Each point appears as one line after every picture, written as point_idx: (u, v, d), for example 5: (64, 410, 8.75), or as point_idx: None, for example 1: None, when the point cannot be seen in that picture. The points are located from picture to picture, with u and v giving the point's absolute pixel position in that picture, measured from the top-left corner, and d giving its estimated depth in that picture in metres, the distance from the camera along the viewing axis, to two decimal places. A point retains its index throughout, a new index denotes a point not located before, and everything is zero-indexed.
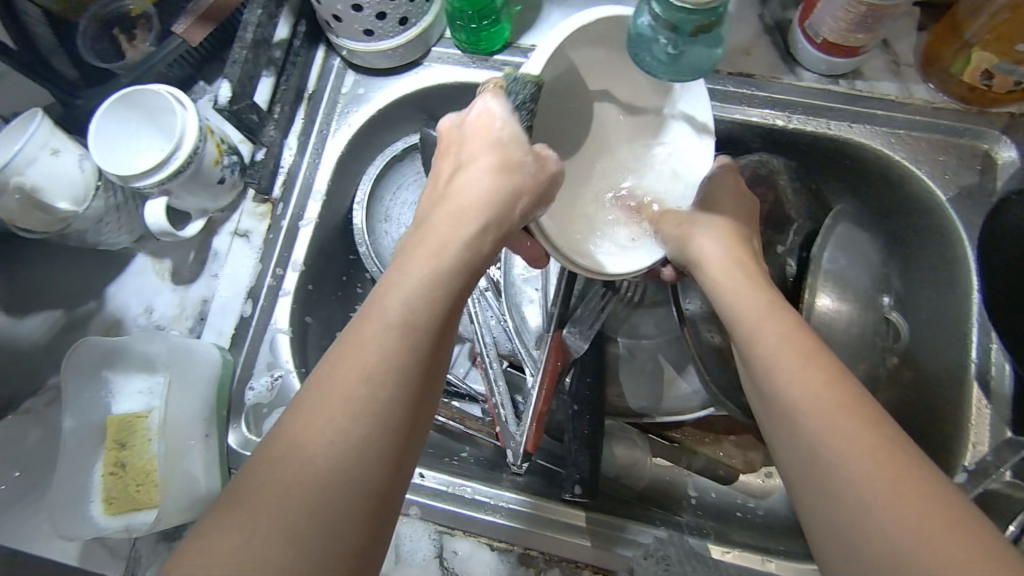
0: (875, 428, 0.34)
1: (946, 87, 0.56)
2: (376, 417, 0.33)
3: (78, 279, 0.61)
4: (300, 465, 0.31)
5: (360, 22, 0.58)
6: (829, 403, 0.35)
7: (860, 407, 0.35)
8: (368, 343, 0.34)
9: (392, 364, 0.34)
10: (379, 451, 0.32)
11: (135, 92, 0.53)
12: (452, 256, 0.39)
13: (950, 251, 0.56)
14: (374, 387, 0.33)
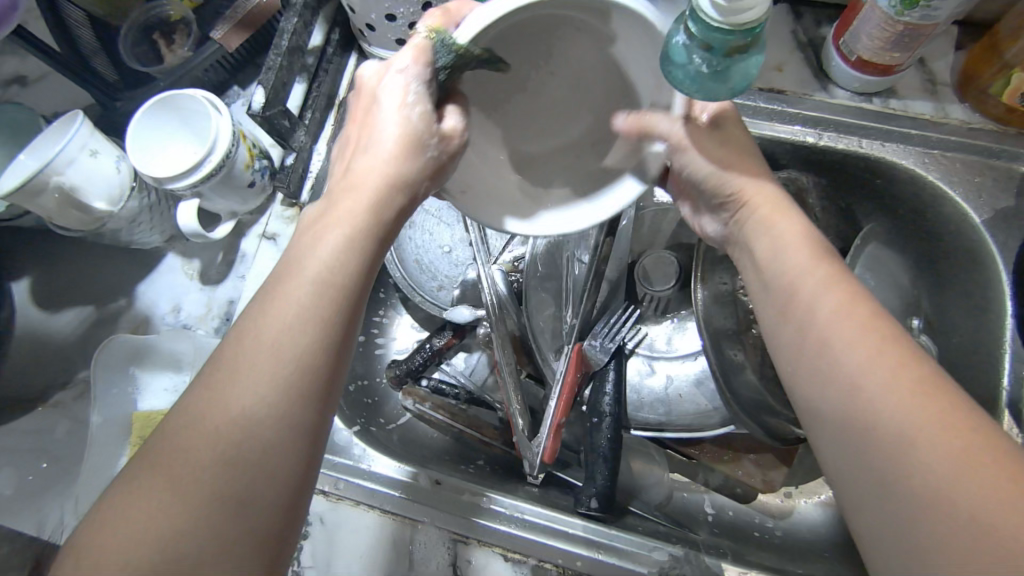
0: (941, 405, 0.32)
1: (984, 109, 0.56)
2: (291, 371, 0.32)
3: (111, 277, 0.62)
4: (221, 421, 0.31)
5: (392, 32, 0.58)
6: (890, 384, 0.33)
7: (921, 382, 0.33)
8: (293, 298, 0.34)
9: (312, 316, 0.34)
10: (300, 403, 0.33)
11: (173, 96, 0.54)
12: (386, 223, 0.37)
13: (983, 274, 0.54)
14: (294, 339, 0.33)
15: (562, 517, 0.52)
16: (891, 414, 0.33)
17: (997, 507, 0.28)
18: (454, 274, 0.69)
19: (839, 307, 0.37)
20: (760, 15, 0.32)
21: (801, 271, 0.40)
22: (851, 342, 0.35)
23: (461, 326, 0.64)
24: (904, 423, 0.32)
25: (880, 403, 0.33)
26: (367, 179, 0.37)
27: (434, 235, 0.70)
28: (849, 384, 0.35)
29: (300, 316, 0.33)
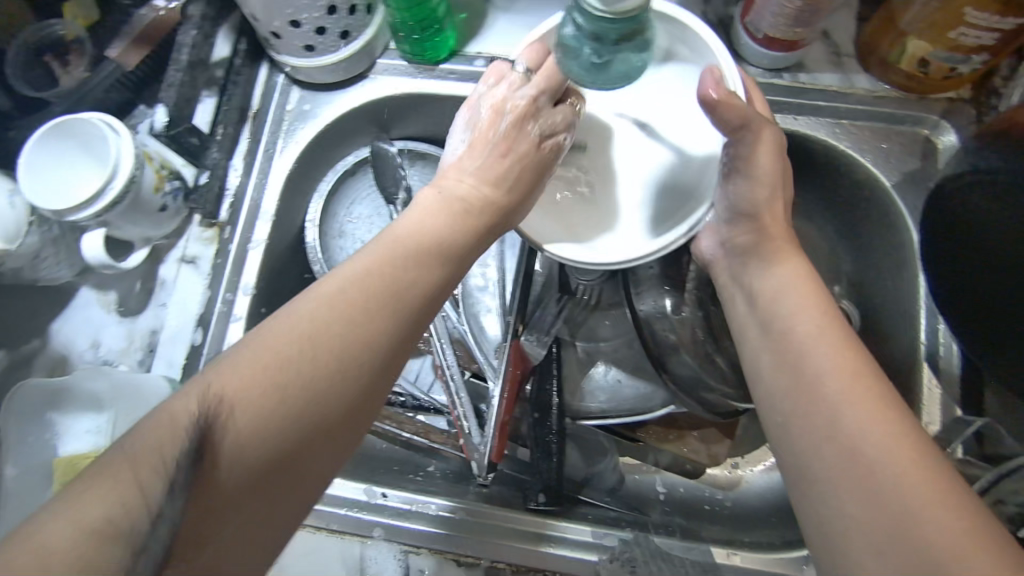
0: (893, 407, 0.34)
1: (886, 77, 0.57)
2: (323, 371, 0.33)
3: (20, 317, 0.59)
4: (269, 368, 0.31)
5: (299, 38, 0.56)
6: (844, 376, 0.35)
7: (874, 384, 0.35)
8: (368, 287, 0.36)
9: (381, 295, 0.36)
10: (343, 381, 0.33)
11: (66, 121, 0.51)
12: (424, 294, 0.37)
13: (897, 236, 0.56)
14: (337, 338, 0.33)
15: (512, 516, 0.52)
16: (845, 403, 0.34)
17: (922, 501, 0.30)
18: None
19: (840, 365, 0.36)
20: (640, 4, 0.32)
21: (773, 279, 0.42)
22: (854, 405, 0.34)
23: None
24: (856, 413, 0.34)
25: (834, 393, 0.35)
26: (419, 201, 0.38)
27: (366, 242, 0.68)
28: (810, 374, 0.36)
29: (350, 320, 0.34)
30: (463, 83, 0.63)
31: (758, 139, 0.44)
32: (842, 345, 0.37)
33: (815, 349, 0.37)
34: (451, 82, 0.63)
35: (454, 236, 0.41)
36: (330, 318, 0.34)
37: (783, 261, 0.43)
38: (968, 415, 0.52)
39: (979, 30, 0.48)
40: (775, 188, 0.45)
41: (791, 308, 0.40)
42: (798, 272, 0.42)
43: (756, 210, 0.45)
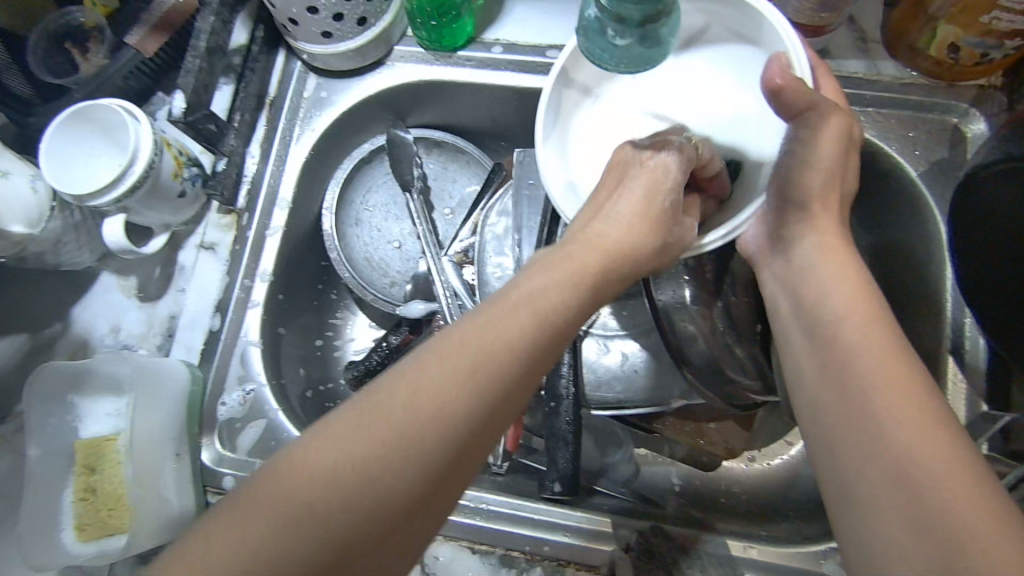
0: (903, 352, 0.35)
1: (914, 63, 0.56)
2: (436, 429, 0.32)
3: (42, 302, 0.59)
4: (326, 472, 0.31)
5: (316, 24, 0.56)
6: (858, 318, 0.37)
7: (888, 334, 0.36)
8: (442, 367, 0.33)
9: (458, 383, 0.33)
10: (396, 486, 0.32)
11: (86, 106, 0.51)
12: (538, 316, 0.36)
13: (923, 228, 0.55)
14: (423, 413, 0.32)
15: (528, 505, 0.51)
16: (856, 346, 0.35)
17: (922, 446, 0.31)
18: (406, 270, 0.68)
19: (887, 369, 0.34)
20: None
21: (799, 241, 0.42)
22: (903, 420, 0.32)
23: (416, 322, 0.63)
24: (862, 352, 0.35)
25: (846, 337, 0.36)
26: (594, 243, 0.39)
27: (383, 231, 0.69)
28: (825, 316, 0.38)
29: (461, 377, 0.33)
30: (481, 70, 0.62)
31: (826, 122, 0.41)
32: (889, 345, 0.35)
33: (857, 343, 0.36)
34: (468, 69, 0.62)
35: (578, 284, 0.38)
36: (399, 406, 0.32)
37: (831, 252, 0.40)
38: (994, 412, 0.51)
39: (1013, 13, 0.46)
40: (833, 177, 0.42)
41: (813, 260, 0.41)
42: (838, 242, 0.41)
43: (808, 202, 0.42)
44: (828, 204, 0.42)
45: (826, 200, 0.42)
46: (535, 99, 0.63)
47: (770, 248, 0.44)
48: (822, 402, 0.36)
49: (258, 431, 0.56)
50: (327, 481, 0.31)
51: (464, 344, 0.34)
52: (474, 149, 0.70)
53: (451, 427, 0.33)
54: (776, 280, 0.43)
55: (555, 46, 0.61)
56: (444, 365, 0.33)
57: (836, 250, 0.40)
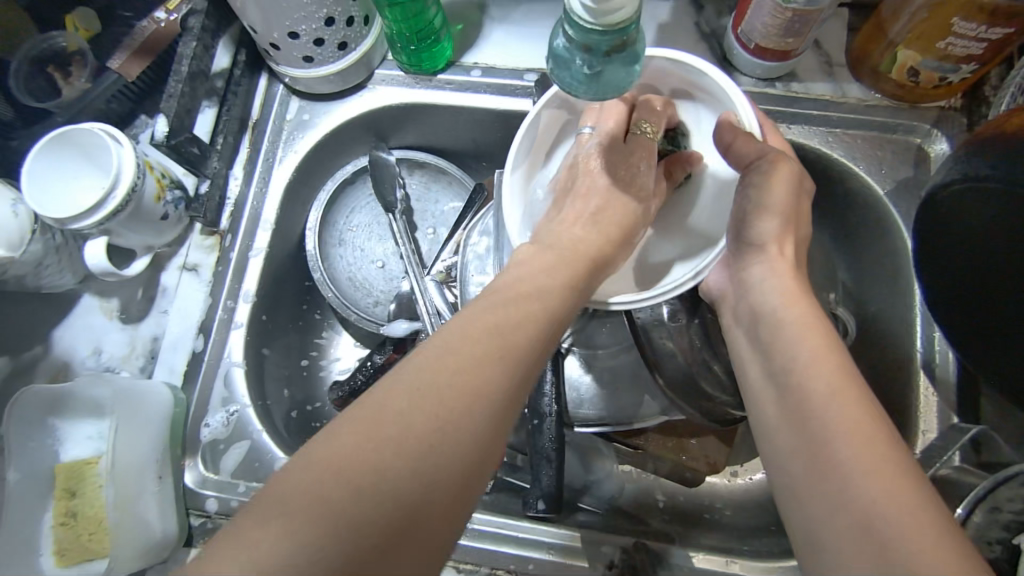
0: (865, 397, 0.35)
1: (878, 86, 0.58)
2: (500, 380, 0.35)
3: (23, 325, 0.59)
4: (384, 444, 0.31)
5: (298, 49, 0.57)
6: (822, 361, 0.37)
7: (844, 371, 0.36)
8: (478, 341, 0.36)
9: (497, 350, 0.36)
10: (456, 451, 0.32)
11: (69, 131, 0.51)
12: (539, 300, 0.40)
13: (890, 244, 0.57)
14: (471, 381, 0.34)
15: (512, 522, 0.52)
16: (815, 389, 0.36)
17: (883, 491, 0.31)
18: (390, 289, 0.69)
19: (840, 403, 0.35)
20: (629, 17, 0.32)
21: (759, 280, 0.43)
22: (856, 454, 0.33)
23: (400, 340, 0.64)
24: (825, 398, 0.35)
25: (807, 383, 0.36)
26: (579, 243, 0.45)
27: (366, 250, 0.70)
28: (788, 360, 0.38)
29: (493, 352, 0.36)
30: (461, 93, 0.64)
31: (775, 169, 0.44)
32: (840, 378, 0.36)
33: (808, 378, 0.37)
34: (448, 92, 0.64)
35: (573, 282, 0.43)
36: (446, 374, 0.34)
37: (788, 291, 0.42)
38: (963, 422, 0.52)
39: (967, 39, 0.48)
40: (786, 220, 0.44)
41: (774, 304, 0.42)
42: (793, 283, 0.42)
43: (765, 244, 0.44)
44: (783, 245, 0.44)
45: (781, 242, 0.44)
46: (514, 121, 0.65)
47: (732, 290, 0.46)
48: (788, 444, 0.36)
49: (241, 452, 0.56)
50: (386, 453, 0.30)
51: (491, 322, 0.37)
52: (458, 172, 0.71)
53: (499, 394, 0.35)
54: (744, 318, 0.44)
55: (533, 68, 0.63)
56: (478, 340, 0.36)
57: (790, 284, 0.42)
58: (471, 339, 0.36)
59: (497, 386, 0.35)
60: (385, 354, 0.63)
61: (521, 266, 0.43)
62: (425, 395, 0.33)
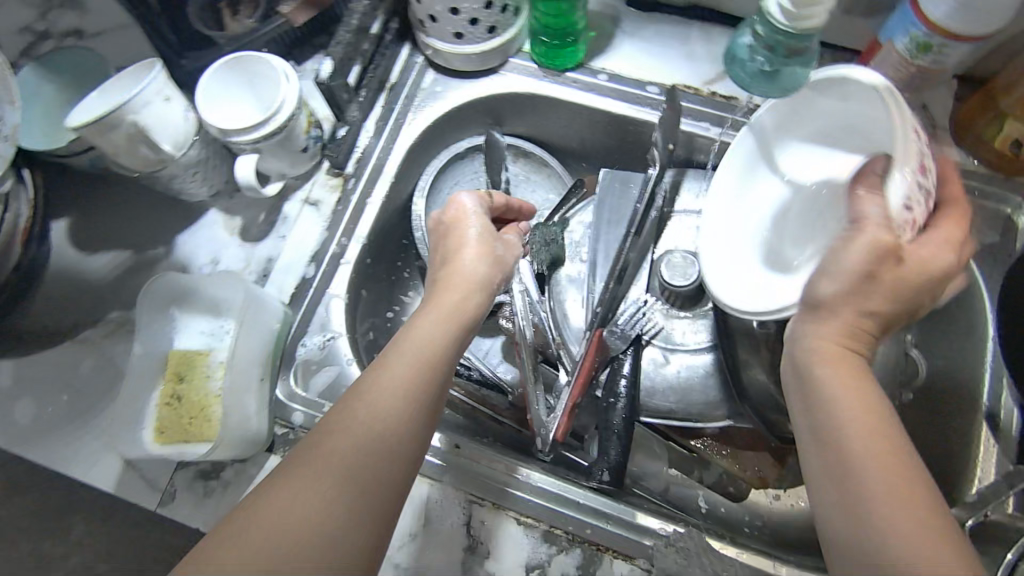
0: (903, 456, 0.37)
1: (978, 153, 0.62)
2: (378, 420, 0.41)
3: (154, 226, 0.65)
4: (279, 502, 0.37)
5: (453, 25, 0.63)
6: (854, 406, 0.39)
7: (870, 406, 0.39)
8: (362, 399, 0.42)
9: (373, 402, 0.41)
10: (353, 490, 0.38)
11: (246, 57, 0.57)
12: (423, 349, 0.45)
13: (967, 300, 0.60)
14: (357, 433, 0.40)
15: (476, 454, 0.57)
16: (843, 430, 0.39)
17: (899, 511, 0.35)
18: None
19: (862, 435, 0.38)
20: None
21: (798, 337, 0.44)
22: (870, 472, 0.36)
23: None
24: (854, 437, 0.38)
25: (836, 422, 0.39)
26: (459, 283, 0.50)
27: None
28: (828, 416, 0.40)
29: (370, 409, 0.41)
30: (586, 92, 0.68)
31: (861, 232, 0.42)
32: (857, 409, 0.39)
33: (834, 418, 0.39)
34: (574, 90, 0.69)
35: (451, 333, 0.47)
36: (333, 435, 0.40)
37: (826, 328, 0.43)
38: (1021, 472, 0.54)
39: None
40: (847, 288, 0.42)
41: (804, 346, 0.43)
42: (845, 344, 0.42)
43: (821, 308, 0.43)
44: (842, 308, 0.42)
45: (841, 304, 0.42)
46: (628, 127, 0.69)
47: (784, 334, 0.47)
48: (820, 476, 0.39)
49: (331, 376, 0.60)
50: (285, 502, 0.37)
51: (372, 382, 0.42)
52: (558, 166, 0.76)
53: (382, 437, 0.40)
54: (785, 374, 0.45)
55: (655, 82, 0.67)
56: (362, 398, 0.41)
57: (841, 344, 0.42)
58: (355, 401, 0.41)
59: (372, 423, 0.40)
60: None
61: (410, 325, 0.47)
62: (321, 451, 0.39)
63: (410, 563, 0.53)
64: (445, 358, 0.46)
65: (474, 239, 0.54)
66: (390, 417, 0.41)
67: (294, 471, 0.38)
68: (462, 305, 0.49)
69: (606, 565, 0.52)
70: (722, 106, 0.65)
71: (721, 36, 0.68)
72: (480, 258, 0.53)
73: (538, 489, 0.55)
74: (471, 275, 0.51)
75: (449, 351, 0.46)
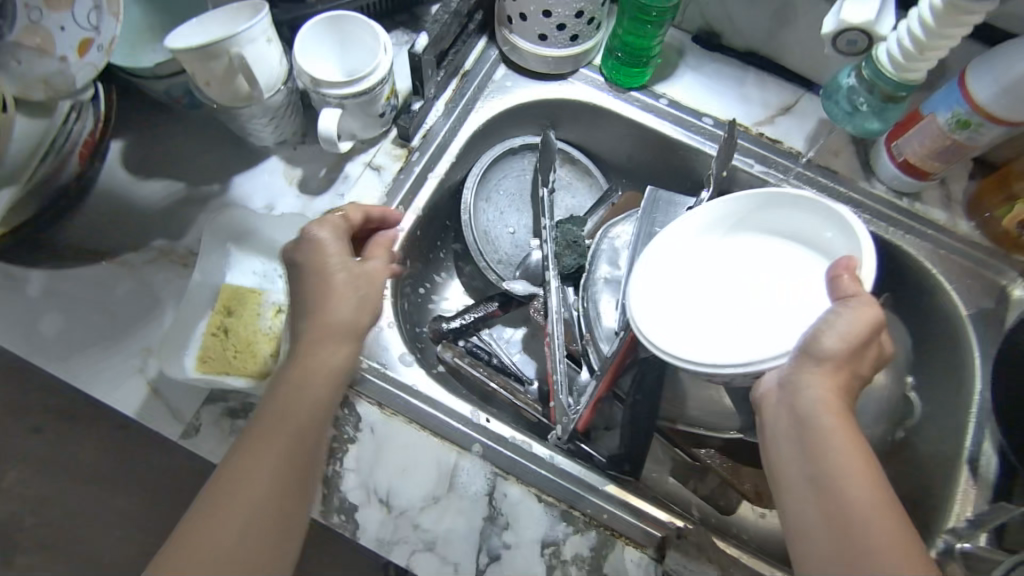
0: (890, 502, 0.43)
1: (985, 227, 0.69)
2: (266, 477, 0.48)
3: (212, 162, 0.65)
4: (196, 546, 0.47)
5: (540, 26, 0.66)
6: (851, 452, 0.44)
7: (863, 452, 0.45)
8: (251, 452, 0.49)
9: (258, 454, 0.49)
10: (251, 532, 0.47)
11: (347, 16, 0.59)
12: (300, 399, 0.50)
13: (961, 356, 0.66)
14: (248, 490, 0.48)
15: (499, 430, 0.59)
16: (840, 472, 0.44)
17: (886, 545, 0.41)
18: (514, 254, 0.76)
19: (859, 481, 0.43)
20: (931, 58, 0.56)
21: (804, 389, 0.48)
22: (867, 519, 0.42)
23: (512, 299, 0.72)
24: (850, 482, 0.44)
25: (836, 466, 0.44)
26: (333, 331, 0.52)
27: (503, 215, 0.77)
28: (828, 468, 0.44)
29: (257, 462, 0.49)
30: (645, 112, 0.73)
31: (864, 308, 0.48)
32: (857, 459, 0.44)
33: (839, 468, 0.44)
34: (635, 108, 0.73)
35: (326, 378, 0.51)
36: (232, 488, 0.48)
37: (827, 384, 0.47)
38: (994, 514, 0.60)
39: None
40: (840, 361, 0.48)
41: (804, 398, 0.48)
42: (838, 398, 0.47)
43: (821, 359, 0.48)
44: (837, 370, 0.48)
45: (838, 365, 0.48)
46: (677, 151, 0.74)
47: (777, 390, 0.50)
48: (813, 515, 0.44)
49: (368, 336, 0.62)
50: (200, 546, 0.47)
51: (258, 436, 0.49)
52: (599, 175, 0.80)
53: (270, 487, 0.48)
54: (778, 426, 0.48)
55: (710, 114, 0.72)
56: (255, 449, 0.49)
57: (837, 399, 0.47)
58: (248, 454, 0.49)
59: (263, 479, 0.48)
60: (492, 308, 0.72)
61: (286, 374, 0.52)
62: (220, 505, 0.48)
63: (431, 525, 0.55)
64: (323, 403, 0.51)
65: (339, 281, 0.53)
66: (275, 468, 0.49)
67: (195, 531, 0.47)
68: (327, 357, 0.52)
69: (617, 550, 0.56)
70: (768, 147, 0.71)
71: (774, 84, 0.73)
72: (352, 307, 0.53)
73: (566, 474, 0.58)
74: (338, 325, 0.53)
75: (326, 397, 0.51)
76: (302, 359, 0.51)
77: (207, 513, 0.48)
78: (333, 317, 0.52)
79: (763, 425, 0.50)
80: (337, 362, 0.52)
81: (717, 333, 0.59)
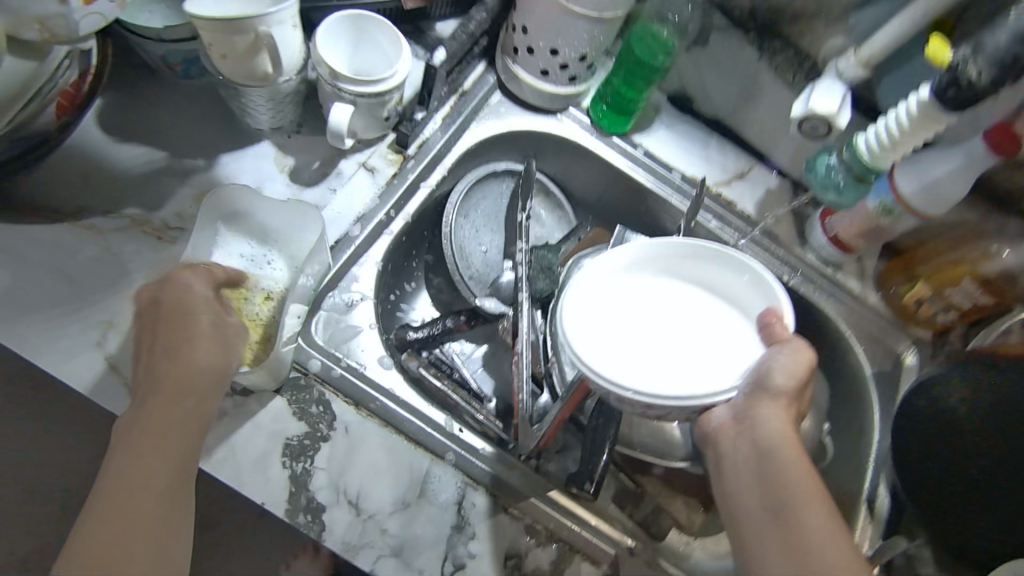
0: (834, 516, 0.50)
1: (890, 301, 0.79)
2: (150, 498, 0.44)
3: (199, 136, 0.62)
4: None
5: (544, 62, 0.71)
6: (804, 476, 0.51)
7: (813, 476, 0.51)
8: (121, 480, 0.43)
9: (133, 480, 0.43)
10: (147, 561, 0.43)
11: (372, 17, 0.60)
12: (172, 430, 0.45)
13: (865, 408, 0.77)
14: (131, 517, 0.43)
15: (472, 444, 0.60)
16: (795, 494, 0.50)
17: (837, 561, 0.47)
18: (485, 272, 0.78)
19: (810, 503, 0.50)
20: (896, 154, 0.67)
21: (764, 420, 0.53)
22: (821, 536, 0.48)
23: (480, 316, 0.74)
24: (802, 503, 0.50)
25: (792, 489, 0.50)
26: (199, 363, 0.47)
27: (478, 233, 0.78)
28: (787, 489, 0.50)
29: (133, 488, 0.43)
30: (623, 158, 0.79)
31: (802, 351, 0.55)
32: (808, 482, 0.51)
33: (795, 491, 0.50)
34: (614, 152, 0.79)
35: (195, 398, 0.46)
36: (110, 519, 0.43)
37: (781, 416, 0.54)
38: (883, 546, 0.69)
39: (966, 294, 0.71)
40: (790, 397, 0.55)
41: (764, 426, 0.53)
42: (790, 428, 0.54)
43: (770, 392, 0.54)
44: (788, 403, 0.55)
45: (789, 398, 0.55)
46: (647, 198, 0.81)
47: (734, 421, 0.55)
48: (771, 535, 0.50)
49: (348, 335, 0.61)
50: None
51: (126, 463, 0.44)
52: (570, 211, 0.85)
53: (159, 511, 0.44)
54: (738, 455, 0.54)
55: (679, 169, 0.80)
56: (127, 478, 0.43)
57: (790, 429, 0.53)
58: (121, 484, 0.43)
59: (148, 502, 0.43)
60: (458, 321, 0.73)
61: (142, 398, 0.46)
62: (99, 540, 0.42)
63: (398, 531, 0.55)
64: (193, 422, 0.46)
65: (202, 326, 0.47)
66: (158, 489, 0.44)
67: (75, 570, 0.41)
68: (190, 382, 0.46)
69: (575, 566, 0.58)
70: (726, 206, 0.80)
71: (733, 152, 0.82)
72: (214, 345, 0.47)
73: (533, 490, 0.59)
74: (206, 346, 0.47)
75: (196, 412, 0.46)
76: (166, 387, 0.46)
77: (87, 543, 0.42)
78: (198, 354, 0.47)
79: (722, 453, 0.55)
80: (203, 380, 0.47)
81: (642, 364, 0.60)
